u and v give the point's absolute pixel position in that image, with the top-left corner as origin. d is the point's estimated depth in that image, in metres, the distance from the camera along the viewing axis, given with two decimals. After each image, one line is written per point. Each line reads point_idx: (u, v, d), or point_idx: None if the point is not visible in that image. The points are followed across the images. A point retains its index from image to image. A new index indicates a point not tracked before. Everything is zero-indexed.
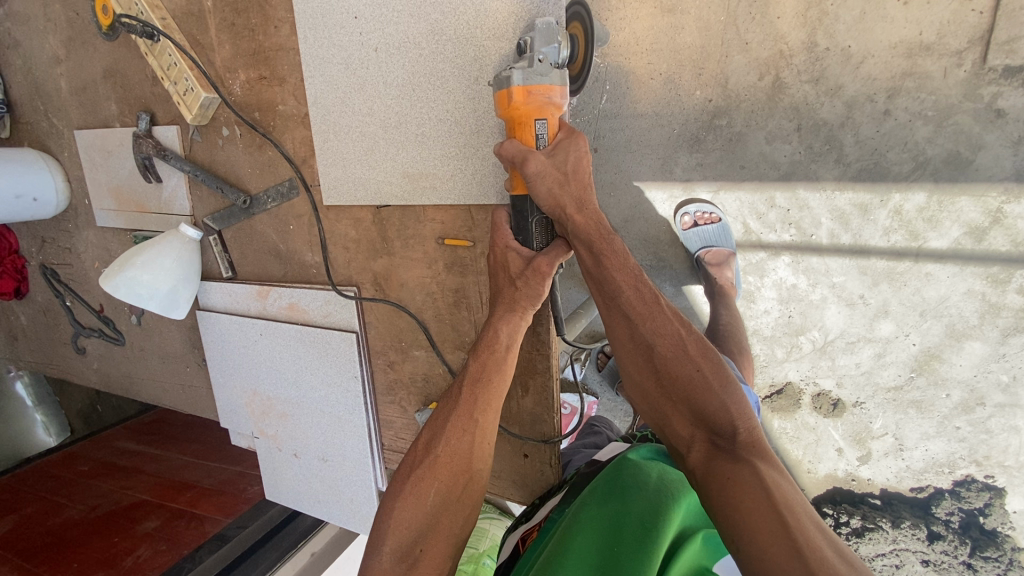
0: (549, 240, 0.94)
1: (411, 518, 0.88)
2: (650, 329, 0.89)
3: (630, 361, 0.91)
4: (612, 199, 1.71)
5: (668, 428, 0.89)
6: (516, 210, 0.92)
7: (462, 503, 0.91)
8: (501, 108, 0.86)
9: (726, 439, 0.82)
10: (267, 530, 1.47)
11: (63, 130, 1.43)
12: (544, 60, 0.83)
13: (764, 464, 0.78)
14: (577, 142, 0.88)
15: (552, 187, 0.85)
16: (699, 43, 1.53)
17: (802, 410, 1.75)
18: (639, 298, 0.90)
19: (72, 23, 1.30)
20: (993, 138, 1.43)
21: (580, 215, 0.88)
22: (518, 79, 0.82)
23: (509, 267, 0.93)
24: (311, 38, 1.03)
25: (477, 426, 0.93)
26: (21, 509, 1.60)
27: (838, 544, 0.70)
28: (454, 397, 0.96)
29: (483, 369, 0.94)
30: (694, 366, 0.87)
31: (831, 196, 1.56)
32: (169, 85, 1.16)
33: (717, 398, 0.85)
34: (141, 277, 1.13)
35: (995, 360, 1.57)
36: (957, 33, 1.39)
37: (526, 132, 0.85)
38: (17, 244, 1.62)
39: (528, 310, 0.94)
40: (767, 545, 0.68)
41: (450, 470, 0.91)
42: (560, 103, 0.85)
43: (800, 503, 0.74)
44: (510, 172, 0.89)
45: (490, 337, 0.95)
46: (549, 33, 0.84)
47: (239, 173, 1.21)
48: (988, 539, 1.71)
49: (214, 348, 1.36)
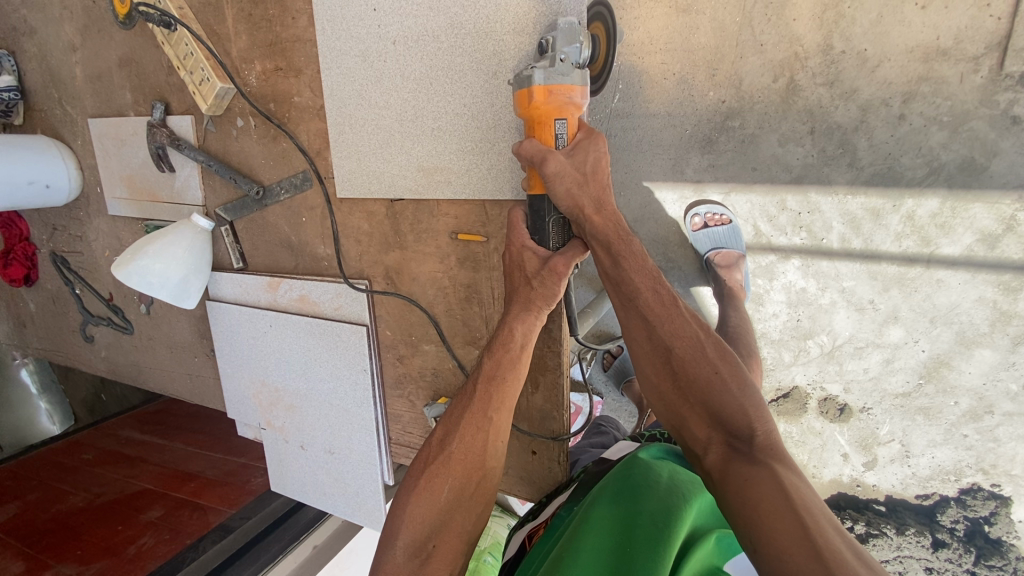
0: (565, 239, 0.94)
1: (425, 514, 0.88)
2: (668, 331, 0.89)
3: (648, 363, 0.91)
4: (622, 199, 1.70)
5: (685, 431, 0.88)
6: (533, 209, 0.92)
7: (474, 500, 0.91)
8: (521, 108, 0.86)
9: (744, 442, 0.82)
10: (270, 522, 1.47)
11: (76, 119, 1.43)
12: (566, 60, 0.82)
13: (782, 466, 0.78)
14: (596, 143, 0.88)
15: (571, 187, 0.85)
16: (714, 44, 1.52)
17: (808, 414, 1.75)
18: (657, 300, 0.89)
19: (88, 11, 1.30)
20: (1008, 145, 1.42)
21: (598, 216, 0.88)
22: (540, 79, 0.81)
23: (524, 267, 0.93)
24: (329, 29, 1.03)
25: (491, 424, 0.93)
26: (25, 496, 1.61)
27: (854, 545, 0.69)
28: (468, 395, 0.96)
29: (498, 367, 0.94)
30: (712, 368, 0.87)
31: (843, 200, 1.55)
32: (185, 75, 1.16)
33: (735, 401, 0.84)
34: (153, 266, 1.13)
35: (1004, 368, 1.57)
36: (975, 38, 1.37)
37: (545, 132, 0.86)
38: (27, 232, 1.63)
39: (544, 310, 0.94)
40: (786, 546, 0.67)
41: (464, 467, 0.91)
42: (580, 104, 0.85)
43: (817, 505, 0.73)
44: (528, 172, 0.89)
45: (505, 336, 0.94)
46: (571, 33, 0.83)
47: (253, 164, 1.21)
48: (993, 548, 1.70)
49: (223, 339, 1.36)
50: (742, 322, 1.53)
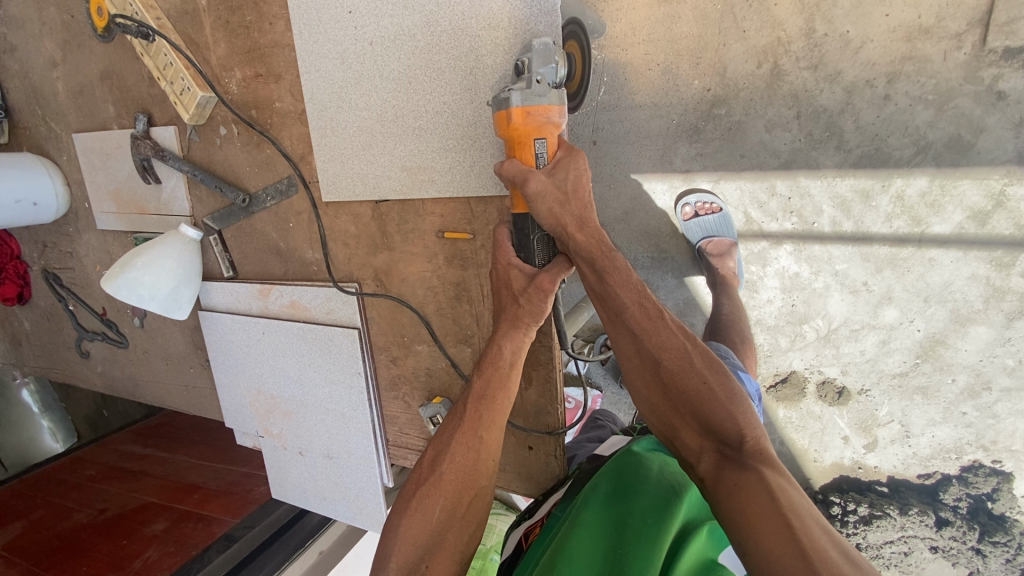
0: (551, 255, 0.93)
1: (418, 534, 0.88)
2: (657, 344, 0.88)
3: (637, 376, 0.91)
4: (612, 192, 1.70)
5: (678, 441, 0.88)
6: (517, 228, 0.92)
7: (466, 521, 0.92)
8: (500, 129, 0.86)
9: (733, 448, 0.82)
10: (274, 530, 1.47)
11: (61, 134, 1.43)
12: (542, 81, 0.82)
13: (772, 471, 0.78)
14: (577, 161, 0.87)
15: (552, 207, 0.85)
16: (697, 32, 1.52)
17: (806, 398, 1.75)
18: (644, 313, 0.89)
19: (67, 25, 1.30)
20: (994, 120, 1.42)
21: (581, 233, 0.87)
22: (517, 100, 0.81)
23: (511, 285, 0.93)
24: (306, 33, 1.03)
25: (482, 443, 0.94)
26: (28, 515, 1.61)
27: (842, 544, 0.70)
28: (458, 413, 0.96)
29: (487, 386, 0.94)
30: (700, 378, 0.87)
31: (831, 183, 1.55)
32: (166, 86, 1.16)
33: (725, 409, 0.84)
34: (142, 278, 1.13)
35: (1000, 344, 1.57)
36: (957, 15, 1.37)
37: (525, 152, 0.85)
38: (18, 250, 1.63)
39: (532, 326, 0.94)
40: (773, 547, 0.68)
41: (455, 487, 0.91)
42: (559, 122, 0.85)
43: (807, 507, 0.73)
44: (511, 191, 0.89)
45: (494, 353, 0.95)
46: (546, 53, 0.84)
47: (237, 172, 1.21)
48: (997, 524, 1.70)
49: (217, 348, 1.36)
50: (736, 311, 1.55)
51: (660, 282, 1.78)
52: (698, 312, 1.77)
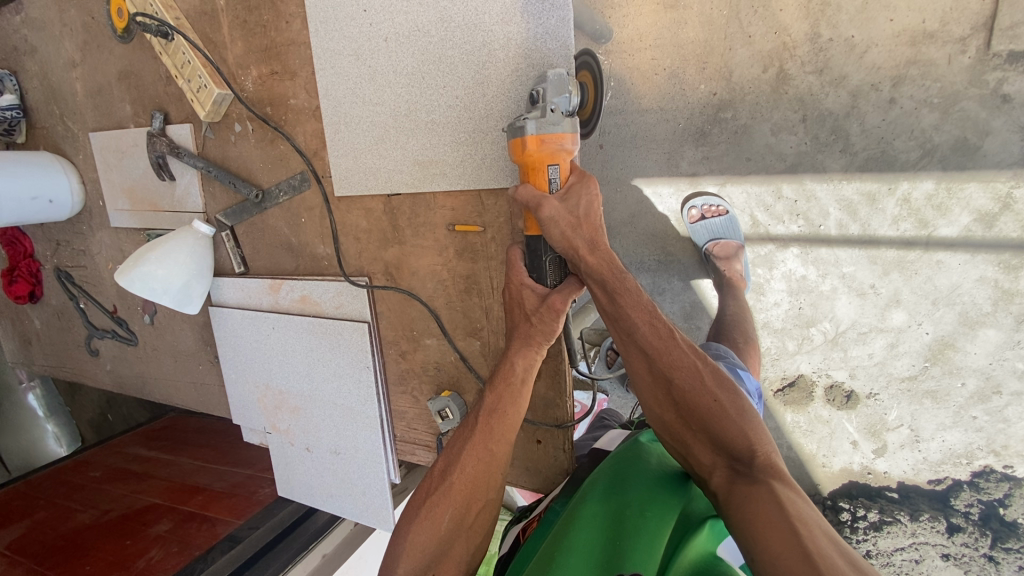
0: (562, 276, 0.93)
1: (426, 542, 0.89)
2: (668, 363, 0.87)
3: (650, 394, 0.90)
4: (618, 195, 1.72)
5: (691, 457, 0.88)
6: (529, 249, 0.93)
7: (472, 531, 0.92)
8: (515, 155, 0.88)
9: (745, 464, 0.81)
10: (280, 530, 1.44)
11: (77, 133, 1.45)
12: (555, 110, 0.84)
13: (782, 484, 0.78)
14: (589, 186, 0.88)
15: (565, 230, 0.85)
16: (702, 37, 1.54)
17: (815, 402, 1.74)
18: (655, 334, 0.87)
19: (87, 26, 1.33)
20: (1000, 123, 1.43)
21: (592, 256, 0.86)
22: (532, 129, 0.83)
23: (523, 304, 0.93)
24: (323, 31, 1.06)
25: (491, 457, 0.93)
26: (32, 515, 1.61)
27: (848, 549, 0.69)
28: (469, 424, 0.96)
29: (499, 399, 0.94)
30: (711, 397, 0.85)
31: (838, 186, 1.56)
32: (183, 84, 1.18)
33: (736, 426, 0.84)
34: (156, 272, 1.14)
35: (1010, 347, 1.55)
36: (961, 20, 1.39)
37: (538, 177, 0.87)
38: (32, 249, 1.65)
39: (544, 344, 0.94)
40: (779, 552, 0.68)
41: (464, 498, 0.91)
42: (571, 149, 0.87)
43: (814, 517, 0.73)
44: (524, 214, 0.91)
45: (506, 368, 0.95)
46: (560, 84, 0.85)
47: (250, 168, 1.23)
48: (1010, 531, 1.67)
49: (226, 344, 1.37)
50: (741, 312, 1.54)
51: (668, 284, 1.78)
52: (704, 315, 1.76)
